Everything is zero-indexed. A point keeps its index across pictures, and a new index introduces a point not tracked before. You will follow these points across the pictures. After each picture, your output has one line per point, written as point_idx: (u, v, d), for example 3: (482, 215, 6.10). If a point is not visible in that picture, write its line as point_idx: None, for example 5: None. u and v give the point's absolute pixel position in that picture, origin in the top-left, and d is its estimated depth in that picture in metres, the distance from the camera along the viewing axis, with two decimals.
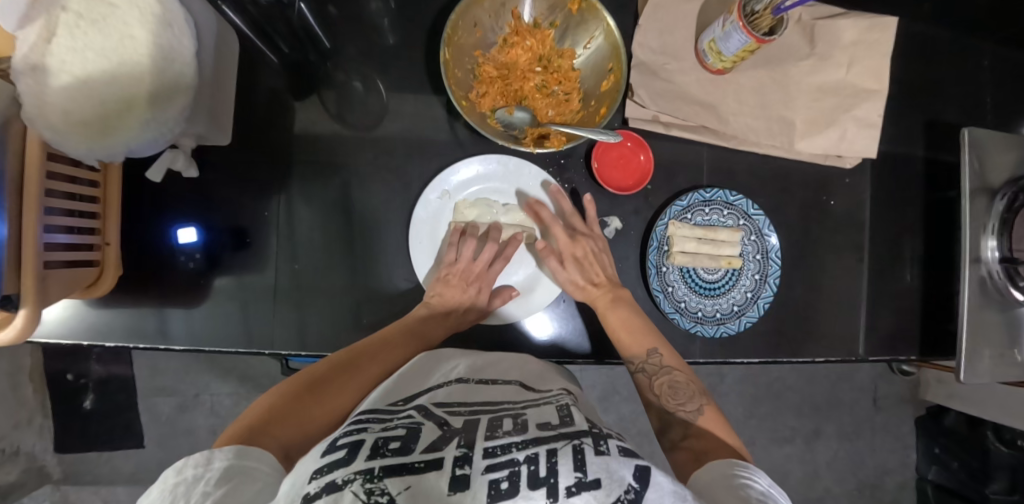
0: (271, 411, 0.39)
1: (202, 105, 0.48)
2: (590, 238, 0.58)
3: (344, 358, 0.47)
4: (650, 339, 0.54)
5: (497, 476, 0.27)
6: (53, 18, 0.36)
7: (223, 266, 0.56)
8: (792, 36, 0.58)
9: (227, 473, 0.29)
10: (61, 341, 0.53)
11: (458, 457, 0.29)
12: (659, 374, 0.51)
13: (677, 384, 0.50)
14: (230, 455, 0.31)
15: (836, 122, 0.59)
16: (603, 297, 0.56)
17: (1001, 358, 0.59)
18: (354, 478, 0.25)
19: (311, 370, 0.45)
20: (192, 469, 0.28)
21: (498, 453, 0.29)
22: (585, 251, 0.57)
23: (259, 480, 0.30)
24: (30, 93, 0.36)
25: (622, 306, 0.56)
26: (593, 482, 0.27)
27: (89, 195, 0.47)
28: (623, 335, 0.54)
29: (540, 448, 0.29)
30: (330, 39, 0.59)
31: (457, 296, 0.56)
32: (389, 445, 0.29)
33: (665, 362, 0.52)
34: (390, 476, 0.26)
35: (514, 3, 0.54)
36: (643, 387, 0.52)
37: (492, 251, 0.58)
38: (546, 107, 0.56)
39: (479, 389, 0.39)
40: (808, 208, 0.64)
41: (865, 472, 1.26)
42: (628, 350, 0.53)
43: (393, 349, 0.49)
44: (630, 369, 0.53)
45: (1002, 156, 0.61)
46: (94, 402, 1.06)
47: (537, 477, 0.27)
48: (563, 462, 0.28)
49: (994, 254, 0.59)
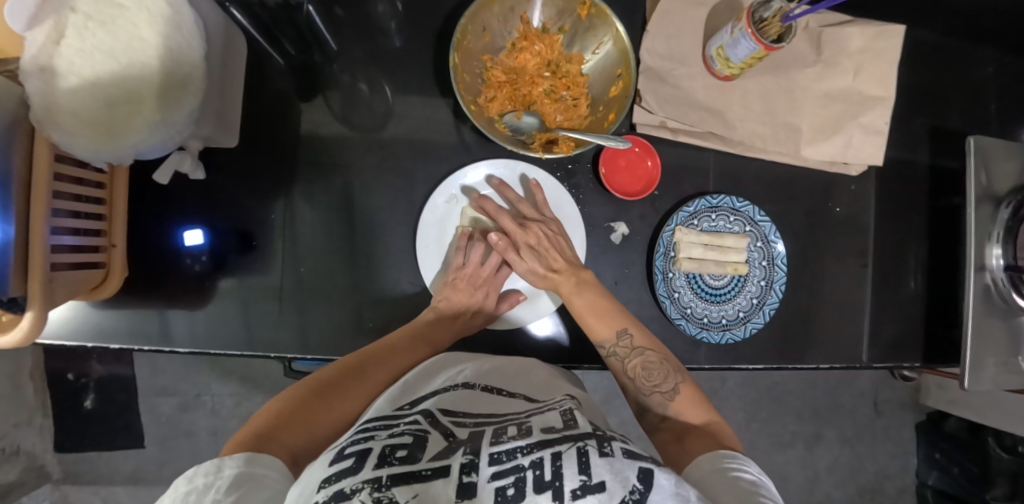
0: (279, 417, 0.39)
1: (210, 106, 0.48)
2: (541, 223, 0.58)
3: (351, 362, 0.47)
4: (619, 319, 0.53)
5: (503, 484, 0.27)
6: (62, 19, 0.36)
7: (229, 268, 0.56)
8: (799, 43, 0.58)
9: (237, 480, 0.29)
10: (66, 342, 0.53)
11: (465, 464, 0.29)
12: (632, 357, 0.51)
13: (650, 365, 0.50)
14: (240, 462, 0.30)
15: (842, 129, 0.59)
16: (567, 281, 0.55)
17: (1005, 366, 0.59)
18: (363, 487, 0.25)
19: (317, 376, 0.44)
20: (202, 477, 0.28)
21: (503, 459, 0.29)
22: (537, 238, 0.57)
23: (267, 487, 0.30)
24: (40, 95, 0.36)
25: (587, 287, 0.54)
26: (597, 485, 0.27)
27: (96, 197, 0.47)
28: (591, 319, 0.53)
29: (545, 452, 0.29)
30: (337, 42, 0.58)
31: (463, 300, 0.57)
32: (396, 453, 0.29)
33: (636, 342, 0.52)
34: (398, 485, 0.26)
35: (522, 8, 0.54)
36: (618, 370, 0.52)
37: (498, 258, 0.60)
38: (554, 113, 0.56)
39: (484, 396, 0.39)
40: (813, 214, 0.64)
41: (864, 477, 1.27)
42: (599, 334, 0.53)
43: (399, 354, 0.49)
44: (602, 353, 0.53)
45: (1007, 164, 0.61)
46: (94, 402, 1.05)
47: (542, 481, 0.28)
48: (568, 466, 0.28)
49: (998, 261, 0.59)
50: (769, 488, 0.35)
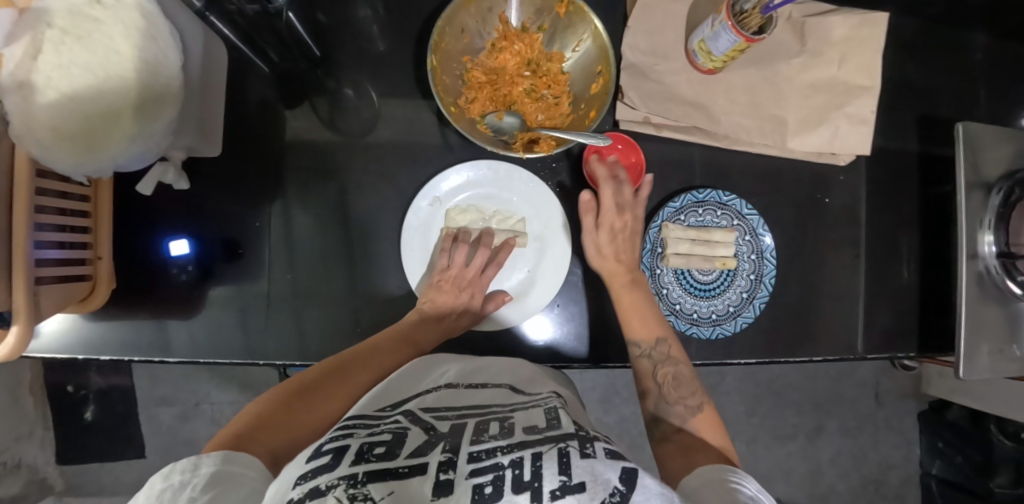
0: (260, 417, 0.39)
1: (190, 117, 0.48)
2: (630, 216, 0.58)
3: (335, 364, 0.47)
4: (659, 327, 0.54)
5: (482, 481, 0.27)
6: (39, 35, 0.36)
7: (218, 277, 0.56)
8: (782, 34, 0.58)
9: (213, 478, 0.29)
10: (56, 354, 0.53)
11: (442, 462, 0.29)
12: (665, 364, 0.52)
13: (681, 378, 0.51)
14: (217, 460, 0.31)
15: (828, 119, 0.58)
16: (623, 275, 0.56)
17: (1000, 353, 0.59)
18: (338, 484, 0.25)
19: (300, 377, 0.45)
20: (178, 475, 0.28)
21: (482, 457, 0.29)
22: (623, 225, 0.57)
23: (244, 485, 0.30)
24: (17, 110, 0.36)
25: (640, 288, 0.56)
26: (577, 486, 0.27)
27: (81, 209, 0.47)
28: (632, 317, 0.53)
29: (525, 452, 0.29)
30: (319, 48, 0.58)
31: (447, 300, 0.56)
32: (373, 451, 0.29)
33: (671, 354, 0.52)
34: (374, 481, 0.26)
35: (500, 8, 0.54)
36: (645, 373, 0.52)
37: (483, 257, 0.59)
38: (535, 112, 0.56)
39: (468, 393, 0.39)
40: (803, 206, 0.63)
41: (868, 467, 1.26)
42: (636, 333, 0.53)
43: (384, 356, 0.49)
44: (634, 353, 0.53)
45: (998, 150, 0.60)
46: (94, 414, 1.06)
47: (521, 481, 0.27)
48: (548, 466, 0.28)
49: (991, 248, 0.58)
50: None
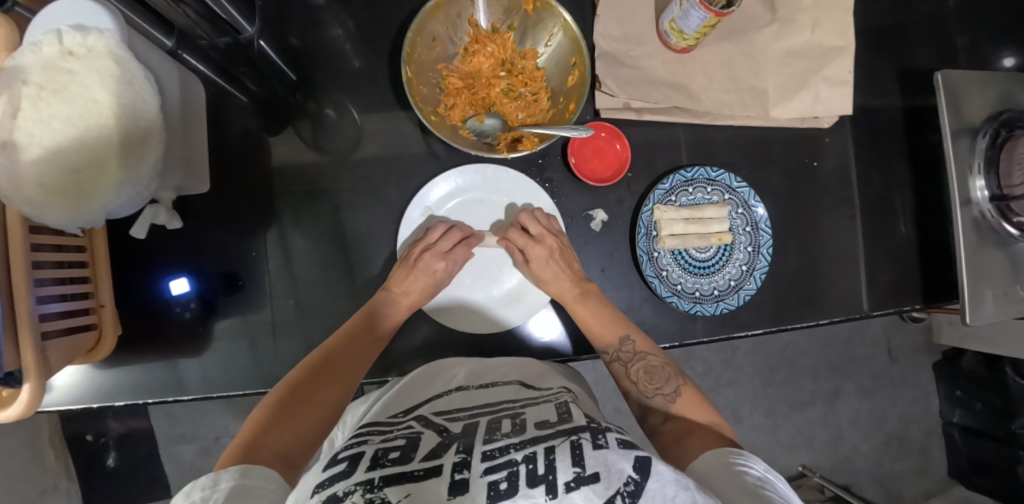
0: (261, 424, 0.40)
1: (174, 158, 0.48)
2: (555, 238, 0.57)
3: (316, 360, 0.48)
4: (621, 326, 0.54)
5: (495, 478, 0.28)
6: (16, 93, 0.36)
7: (221, 311, 0.56)
8: (751, 6, 0.58)
9: (233, 493, 0.30)
10: (72, 405, 0.53)
11: (456, 463, 0.30)
12: (635, 361, 0.52)
13: (652, 369, 0.51)
14: (235, 475, 0.32)
15: (807, 84, 0.58)
16: (569, 291, 0.56)
17: (1005, 296, 0.59)
18: (355, 489, 0.28)
19: (292, 378, 0.46)
20: (199, 492, 0.29)
21: (496, 455, 0.31)
22: (550, 249, 0.56)
23: (262, 498, 0.31)
24: (3, 171, 0.36)
25: (592, 296, 0.56)
26: (591, 476, 0.27)
27: (78, 261, 0.47)
28: (593, 327, 0.54)
29: (537, 447, 0.31)
30: (295, 71, 0.59)
31: (420, 283, 0.54)
32: (388, 456, 0.32)
33: (638, 348, 0.53)
34: (389, 485, 0.28)
35: (468, 12, 0.54)
36: (620, 375, 0.53)
37: (453, 239, 0.57)
38: (515, 111, 0.56)
39: (478, 394, 0.44)
40: (793, 174, 0.64)
41: (889, 424, 1.26)
42: (599, 340, 0.54)
43: (363, 345, 0.50)
44: (605, 359, 0.53)
45: (979, 95, 0.60)
46: (117, 460, 1.06)
47: (535, 475, 0.28)
48: (561, 459, 0.29)
49: (984, 193, 0.58)
50: (776, 486, 0.35)
